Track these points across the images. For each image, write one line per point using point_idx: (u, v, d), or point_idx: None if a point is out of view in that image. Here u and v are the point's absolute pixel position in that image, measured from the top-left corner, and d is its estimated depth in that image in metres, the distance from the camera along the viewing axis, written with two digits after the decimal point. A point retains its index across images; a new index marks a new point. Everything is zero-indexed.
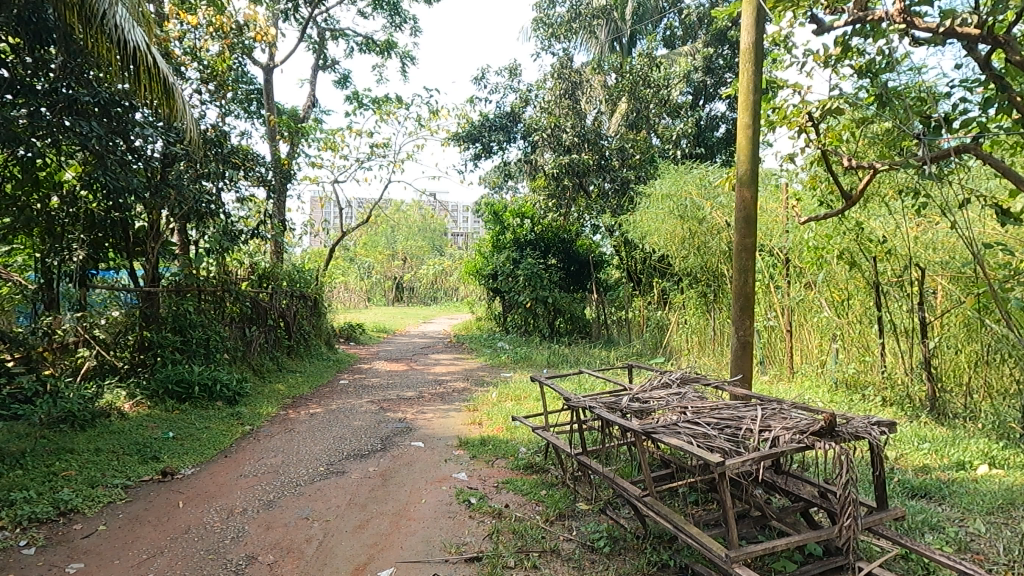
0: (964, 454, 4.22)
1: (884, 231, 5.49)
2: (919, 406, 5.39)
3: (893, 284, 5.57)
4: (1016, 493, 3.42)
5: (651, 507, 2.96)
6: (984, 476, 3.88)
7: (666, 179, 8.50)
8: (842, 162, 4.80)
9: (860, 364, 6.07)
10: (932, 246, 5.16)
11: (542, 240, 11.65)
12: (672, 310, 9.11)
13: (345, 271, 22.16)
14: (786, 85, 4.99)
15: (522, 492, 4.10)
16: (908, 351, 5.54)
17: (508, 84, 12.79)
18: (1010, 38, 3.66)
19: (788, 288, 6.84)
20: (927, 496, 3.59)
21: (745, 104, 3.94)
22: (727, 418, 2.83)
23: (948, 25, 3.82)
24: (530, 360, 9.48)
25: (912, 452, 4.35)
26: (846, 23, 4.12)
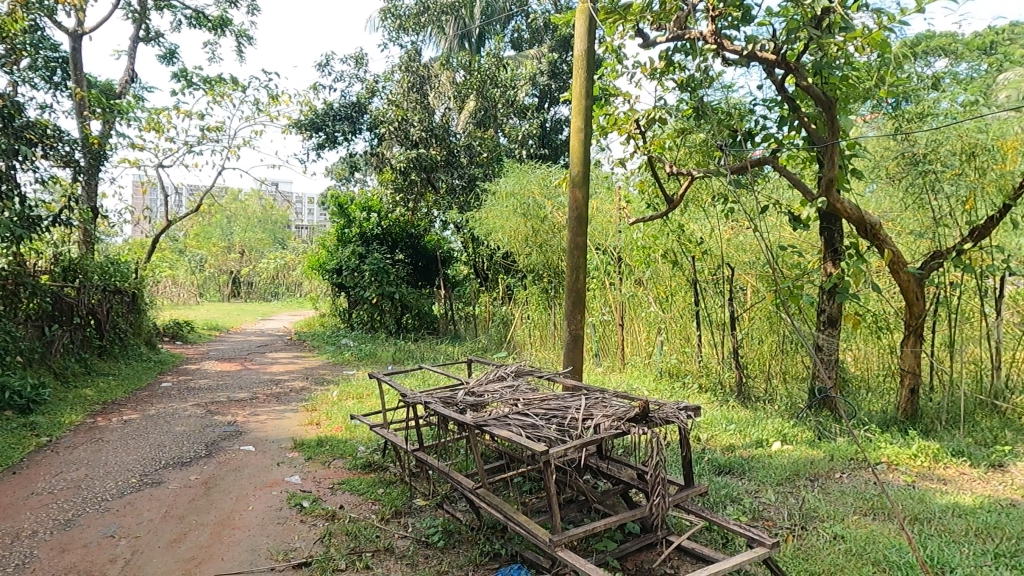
0: (762, 433, 4.75)
1: (702, 234, 6.02)
2: (729, 392, 5.98)
3: (709, 281, 6.13)
4: (801, 465, 3.92)
5: (484, 499, 3.01)
6: (777, 451, 4.40)
7: (511, 177, 8.64)
8: (666, 168, 5.20)
9: (681, 354, 6.62)
10: (741, 248, 5.75)
11: (389, 234, 11.52)
12: (516, 306, 9.38)
13: (174, 264, 20.43)
14: (617, 93, 5.31)
15: (358, 492, 4.00)
16: (721, 342, 6.14)
17: (354, 73, 12.38)
18: (799, 66, 4.22)
19: (620, 284, 7.27)
20: (731, 471, 3.99)
21: (578, 109, 4.11)
22: (554, 409, 2.95)
23: (751, 49, 4.29)
24: (375, 356, 9.30)
25: (720, 433, 4.81)
26: (668, 39, 4.42)
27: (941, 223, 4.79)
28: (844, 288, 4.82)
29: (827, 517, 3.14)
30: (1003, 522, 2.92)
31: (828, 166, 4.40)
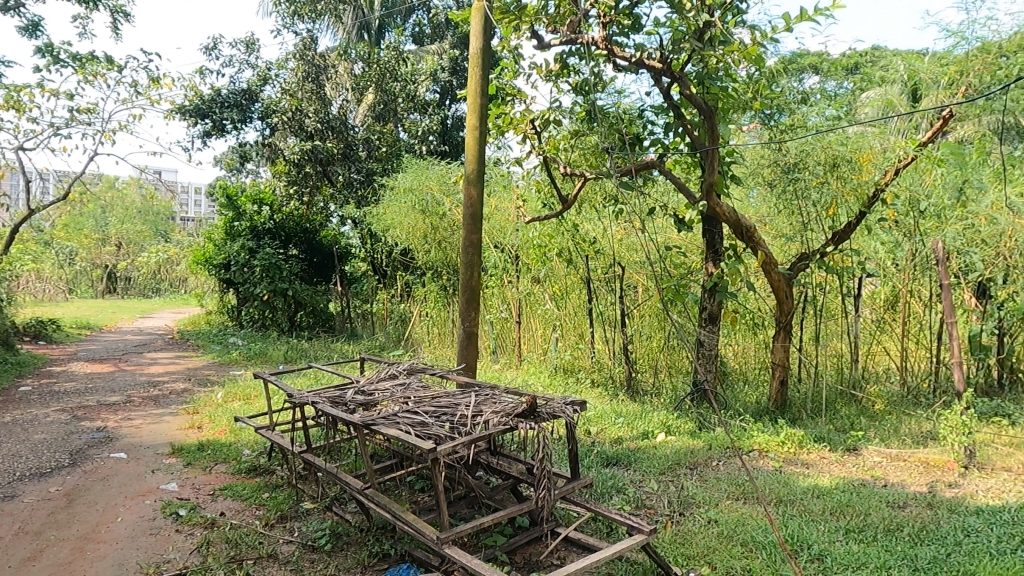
0: (648, 425, 4.97)
1: (596, 234, 6.20)
2: (619, 386, 6.20)
3: (602, 280, 6.33)
4: (682, 455, 4.14)
5: (372, 499, 2.96)
6: (662, 442, 4.61)
7: (409, 173, 8.52)
8: (560, 169, 5.32)
9: (575, 351, 6.80)
10: (633, 248, 5.98)
11: (282, 229, 11.05)
12: (414, 303, 9.28)
13: (38, 258, 18.66)
14: (514, 93, 5.38)
15: (241, 498, 3.82)
16: (612, 338, 6.36)
17: (245, 58, 11.78)
18: (683, 75, 4.43)
19: (517, 282, 7.36)
20: (618, 463, 4.14)
21: (473, 107, 4.11)
22: (445, 406, 2.94)
23: (639, 57, 4.47)
24: (265, 356, 8.91)
25: (610, 426, 4.98)
26: (561, 42, 4.53)
27: (808, 227, 5.19)
28: (723, 287, 5.13)
29: (703, 503, 3.33)
30: (855, 501, 3.21)
31: (708, 171, 4.66)
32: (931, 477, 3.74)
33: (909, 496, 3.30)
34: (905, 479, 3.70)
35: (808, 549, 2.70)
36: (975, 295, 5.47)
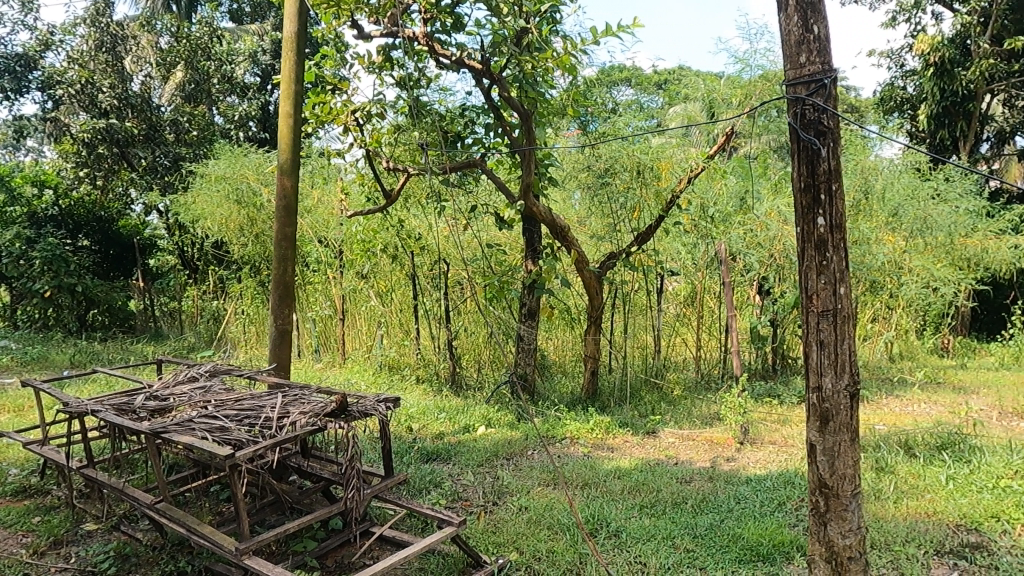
0: (469, 419, 5.06)
1: (421, 230, 6.20)
2: (443, 382, 6.25)
3: (427, 276, 6.36)
4: (499, 446, 4.28)
5: (165, 514, 2.71)
6: (482, 435, 4.72)
7: (221, 159, 7.87)
8: (383, 163, 5.25)
9: (400, 348, 6.75)
10: (460, 245, 6.09)
11: (69, 217, 9.76)
12: (229, 301, 8.64)
13: None
14: (334, 82, 5.20)
15: (3, 525, 3.31)
16: (437, 334, 6.41)
17: (20, 19, 10.19)
18: (501, 78, 4.58)
19: (340, 278, 7.14)
20: (438, 458, 4.17)
21: (286, 93, 3.86)
22: (248, 409, 2.76)
23: (460, 56, 4.55)
24: (46, 360, 7.79)
25: (432, 422, 5.00)
26: (381, 34, 4.47)
27: (616, 228, 5.59)
28: (541, 284, 5.36)
29: (516, 491, 3.46)
30: (649, 479, 3.52)
31: (525, 173, 4.84)
32: (714, 453, 4.20)
33: (694, 472, 3.68)
34: (693, 456, 4.12)
35: (606, 526, 2.91)
36: (756, 292, 6.24)
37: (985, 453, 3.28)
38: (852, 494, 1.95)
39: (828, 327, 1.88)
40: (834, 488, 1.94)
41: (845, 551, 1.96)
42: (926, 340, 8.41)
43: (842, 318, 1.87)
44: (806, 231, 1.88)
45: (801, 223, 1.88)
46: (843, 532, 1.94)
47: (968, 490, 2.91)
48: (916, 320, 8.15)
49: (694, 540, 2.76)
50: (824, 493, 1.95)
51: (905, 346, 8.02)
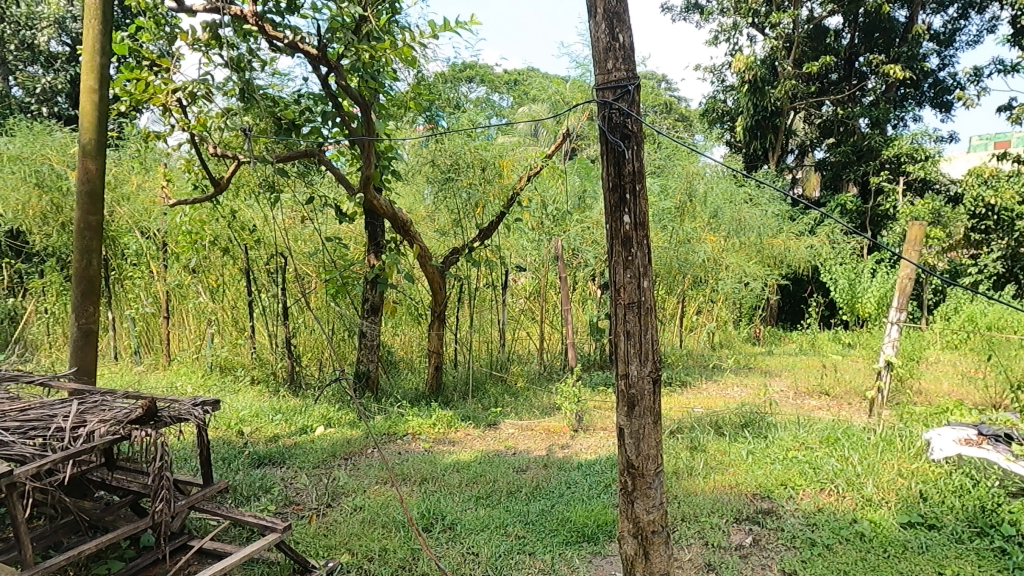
0: (307, 419, 4.86)
1: (256, 222, 5.84)
2: (280, 382, 5.94)
3: (264, 271, 6.03)
4: (338, 446, 4.16)
5: None
6: (320, 436, 4.56)
7: (16, 136, 6.87)
8: (210, 149, 4.85)
9: (233, 347, 6.33)
10: (301, 239, 5.86)
11: None
12: (29, 297, 7.61)
13: None
14: (151, 57, 4.72)
15: None
16: (274, 332, 6.09)
17: None
18: (339, 66, 4.42)
19: (164, 272, 6.54)
20: (271, 462, 3.96)
21: (88, 67, 3.22)
22: (34, 419, 2.43)
23: (293, 40, 4.33)
24: None
25: (266, 424, 4.73)
26: (204, 8, 4.14)
27: (460, 223, 5.62)
28: (383, 278, 5.23)
29: (352, 491, 3.37)
30: (487, 471, 3.58)
31: (365, 164, 4.71)
32: (549, 441, 4.37)
33: (530, 461, 3.80)
34: (531, 445, 4.26)
35: (442, 520, 2.92)
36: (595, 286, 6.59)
37: (779, 428, 3.69)
38: (657, 471, 1.79)
39: (634, 318, 1.71)
40: (639, 468, 1.77)
41: (649, 528, 1.80)
42: (741, 330, 9.35)
43: (648, 308, 1.71)
44: (612, 228, 1.69)
45: (608, 219, 1.69)
46: (648, 509, 1.77)
47: (763, 462, 3.26)
48: (733, 312, 9.04)
49: (525, 527, 2.85)
50: (631, 473, 1.78)
51: (723, 336, 8.86)
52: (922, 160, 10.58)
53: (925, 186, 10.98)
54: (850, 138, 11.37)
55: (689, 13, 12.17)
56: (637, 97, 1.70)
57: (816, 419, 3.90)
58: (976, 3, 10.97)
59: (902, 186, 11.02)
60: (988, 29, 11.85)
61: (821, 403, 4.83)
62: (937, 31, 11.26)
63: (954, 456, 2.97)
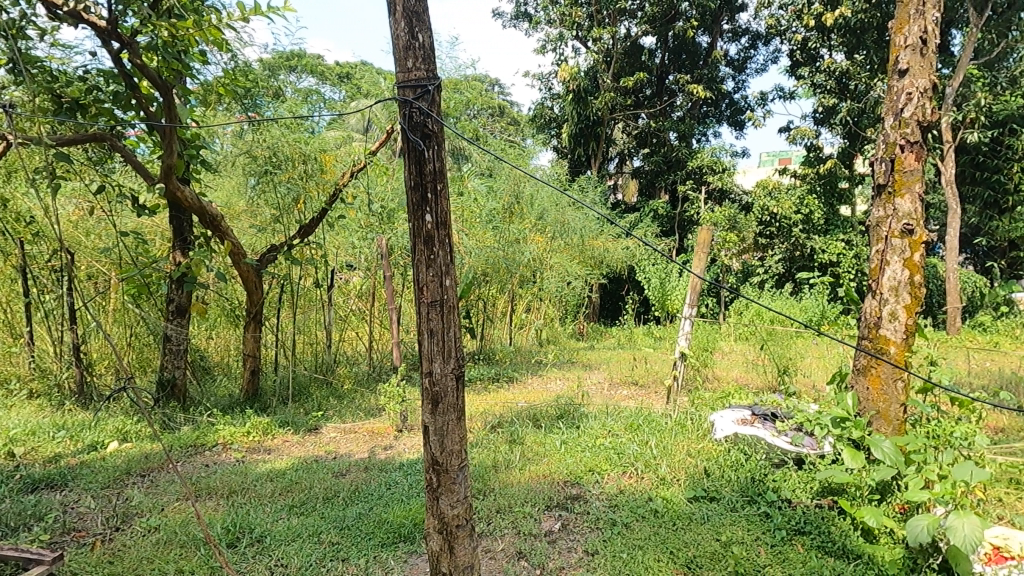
0: (98, 435, 4.34)
1: (33, 212, 5.09)
2: (67, 395, 5.25)
3: (45, 269, 5.28)
4: (134, 463, 3.77)
5: None
6: (114, 452, 4.09)
7: None
8: None
9: (5, 357, 5.48)
10: (92, 234, 5.20)
11: None
12: None
13: None
14: None
15: None
16: (58, 338, 5.36)
17: None
18: (133, 42, 4.00)
19: None
20: (50, 485, 3.49)
21: None
22: None
23: (75, 8, 3.84)
24: None
25: (45, 443, 4.15)
26: None
27: (277, 220, 5.33)
28: (191, 278, 4.81)
29: (146, 511, 3.07)
30: (303, 477, 3.44)
31: (166, 151, 4.31)
32: (372, 443, 4.29)
33: (351, 464, 3.71)
34: (352, 449, 4.16)
35: (249, 533, 2.76)
36: None
37: (589, 418, 3.94)
38: (461, 465, 1.83)
39: (437, 316, 1.72)
40: (444, 464, 1.79)
41: (454, 522, 1.83)
42: (567, 326, 9.85)
43: (450, 306, 1.74)
44: (415, 227, 1.69)
45: (410, 217, 1.69)
46: (452, 503, 1.81)
47: (575, 451, 3.45)
48: (559, 309, 9.49)
49: (340, 532, 2.77)
50: (436, 470, 1.80)
51: (551, 332, 9.27)
52: (720, 172, 11.86)
53: (723, 196, 12.31)
54: (662, 149, 12.46)
55: (518, 21, 12.58)
56: (439, 97, 1.72)
57: (622, 407, 4.22)
58: (762, 36, 12.50)
59: (704, 195, 12.26)
60: (771, 59, 13.56)
61: (631, 392, 5.22)
62: (732, 58, 12.68)
63: (732, 435, 3.35)
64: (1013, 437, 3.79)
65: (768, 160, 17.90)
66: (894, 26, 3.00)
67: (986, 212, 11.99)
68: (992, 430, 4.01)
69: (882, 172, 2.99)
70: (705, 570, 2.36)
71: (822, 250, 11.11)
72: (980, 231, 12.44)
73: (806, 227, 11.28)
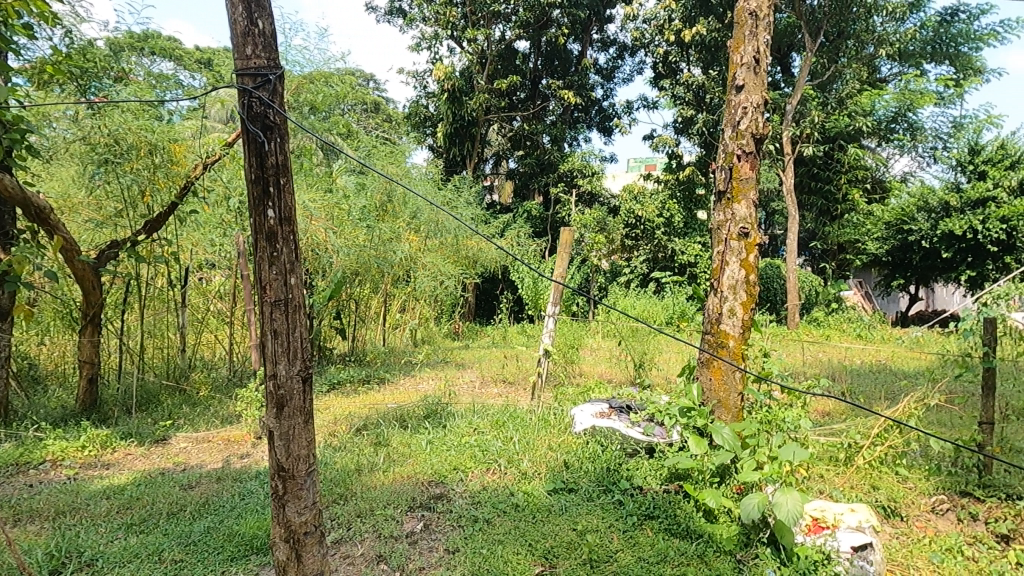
0: None
1: None
2: None
3: None
4: None
5: None
6: None
7: None
8: None
9: None
10: None
11: None
12: None
13: None
14: None
15: None
16: None
17: None
18: None
19: None
20: None
21: None
22: None
23: None
24: None
25: None
26: None
27: (119, 214, 4.88)
28: (13, 278, 4.29)
29: None
30: (145, 493, 3.18)
31: None
32: (227, 452, 4.04)
33: (202, 475, 3.48)
34: (204, 459, 3.90)
35: (79, 557, 2.52)
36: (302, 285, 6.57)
37: (455, 417, 3.95)
38: (309, 471, 1.77)
39: (281, 316, 1.67)
40: (290, 470, 1.74)
41: (301, 529, 1.77)
42: (441, 326, 9.81)
43: (294, 306, 1.69)
44: (255, 222, 1.63)
45: (250, 214, 1.63)
46: (298, 510, 1.74)
47: (440, 449, 3.45)
48: (434, 309, 9.44)
49: (185, 549, 2.59)
50: (282, 477, 1.73)
51: (426, 332, 9.19)
52: (589, 175, 12.36)
53: (592, 198, 12.81)
54: (535, 152, 12.77)
55: (393, 16, 12.38)
56: (280, 86, 1.68)
57: (488, 405, 4.27)
58: (628, 47, 13.13)
59: (575, 198, 12.71)
60: (637, 70, 14.29)
61: (502, 390, 5.30)
62: (601, 67, 13.21)
63: (589, 428, 3.49)
64: (835, 420, 4.26)
65: (635, 166, 18.82)
66: (732, 45, 3.26)
67: (820, 218, 13.36)
68: (818, 414, 4.48)
69: (722, 179, 3.23)
70: (561, 559, 2.44)
71: (682, 251, 11.89)
72: (815, 236, 13.84)
73: (667, 230, 12.04)
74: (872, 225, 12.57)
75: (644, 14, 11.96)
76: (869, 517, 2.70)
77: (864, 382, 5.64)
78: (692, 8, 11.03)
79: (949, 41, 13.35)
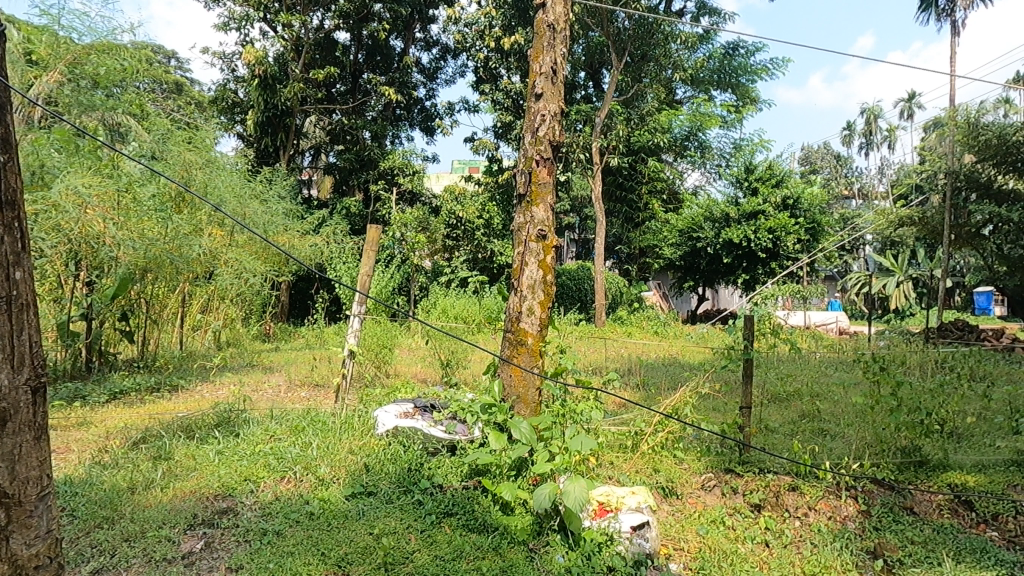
0: None
1: None
2: None
3: None
4: None
5: None
6: None
7: None
8: None
9: None
10: None
11: None
12: None
13: None
14: None
15: None
16: None
17: None
18: None
19: None
20: None
21: None
22: None
23: None
24: None
25: None
26: None
27: None
28: None
29: None
30: None
31: None
32: None
33: None
34: None
35: None
36: (76, 281, 5.78)
37: (251, 424, 3.71)
38: (39, 496, 1.75)
39: (4, 317, 1.65)
40: (15, 496, 1.69)
41: (30, 563, 1.73)
42: (251, 327, 9.18)
43: (19, 304, 1.69)
44: None
45: None
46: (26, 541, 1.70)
47: (230, 460, 3.20)
48: (241, 309, 8.76)
49: None
50: (5, 504, 1.68)
51: (231, 334, 8.51)
52: (409, 174, 12.20)
53: (413, 197, 12.73)
54: (354, 147, 12.40)
55: None
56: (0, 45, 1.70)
57: (288, 410, 4.05)
58: (451, 49, 13.24)
59: (395, 196, 12.52)
60: (459, 74, 14.49)
61: (309, 394, 5.06)
62: (424, 66, 13.20)
63: (392, 428, 3.45)
64: (628, 409, 4.62)
65: (458, 167, 19.03)
66: (532, 54, 3.41)
67: (625, 224, 14.50)
68: (614, 406, 4.83)
69: (522, 183, 3.35)
70: (354, 567, 2.36)
71: (501, 252, 12.34)
72: (621, 240, 14.96)
73: (486, 231, 12.37)
74: (667, 232, 13.88)
75: (465, 18, 12.11)
76: (646, 498, 2.93)
77: (655, 375, 6.16)
78: (511, 17, 11.34)
79: (731, 72, 15.17)
